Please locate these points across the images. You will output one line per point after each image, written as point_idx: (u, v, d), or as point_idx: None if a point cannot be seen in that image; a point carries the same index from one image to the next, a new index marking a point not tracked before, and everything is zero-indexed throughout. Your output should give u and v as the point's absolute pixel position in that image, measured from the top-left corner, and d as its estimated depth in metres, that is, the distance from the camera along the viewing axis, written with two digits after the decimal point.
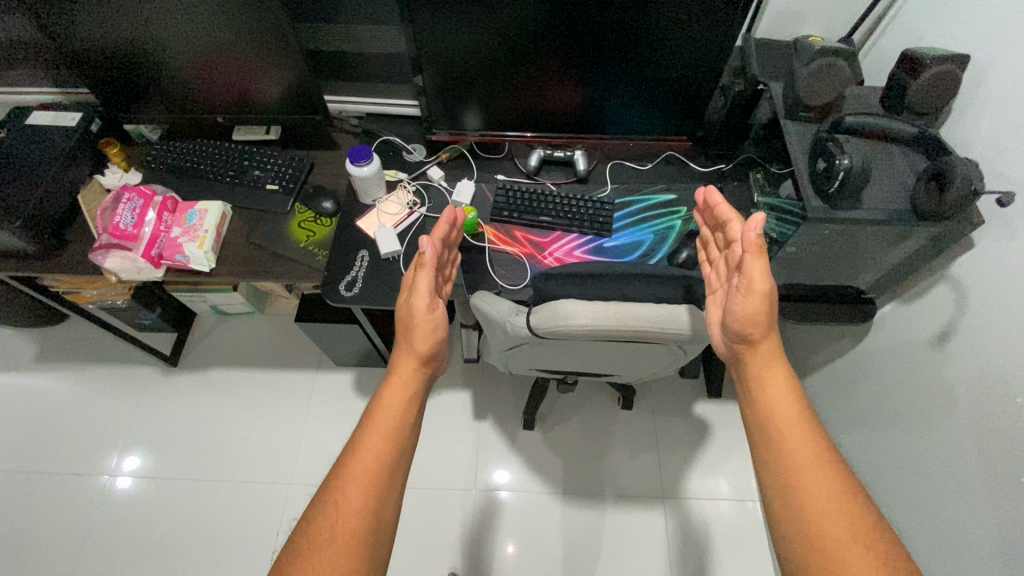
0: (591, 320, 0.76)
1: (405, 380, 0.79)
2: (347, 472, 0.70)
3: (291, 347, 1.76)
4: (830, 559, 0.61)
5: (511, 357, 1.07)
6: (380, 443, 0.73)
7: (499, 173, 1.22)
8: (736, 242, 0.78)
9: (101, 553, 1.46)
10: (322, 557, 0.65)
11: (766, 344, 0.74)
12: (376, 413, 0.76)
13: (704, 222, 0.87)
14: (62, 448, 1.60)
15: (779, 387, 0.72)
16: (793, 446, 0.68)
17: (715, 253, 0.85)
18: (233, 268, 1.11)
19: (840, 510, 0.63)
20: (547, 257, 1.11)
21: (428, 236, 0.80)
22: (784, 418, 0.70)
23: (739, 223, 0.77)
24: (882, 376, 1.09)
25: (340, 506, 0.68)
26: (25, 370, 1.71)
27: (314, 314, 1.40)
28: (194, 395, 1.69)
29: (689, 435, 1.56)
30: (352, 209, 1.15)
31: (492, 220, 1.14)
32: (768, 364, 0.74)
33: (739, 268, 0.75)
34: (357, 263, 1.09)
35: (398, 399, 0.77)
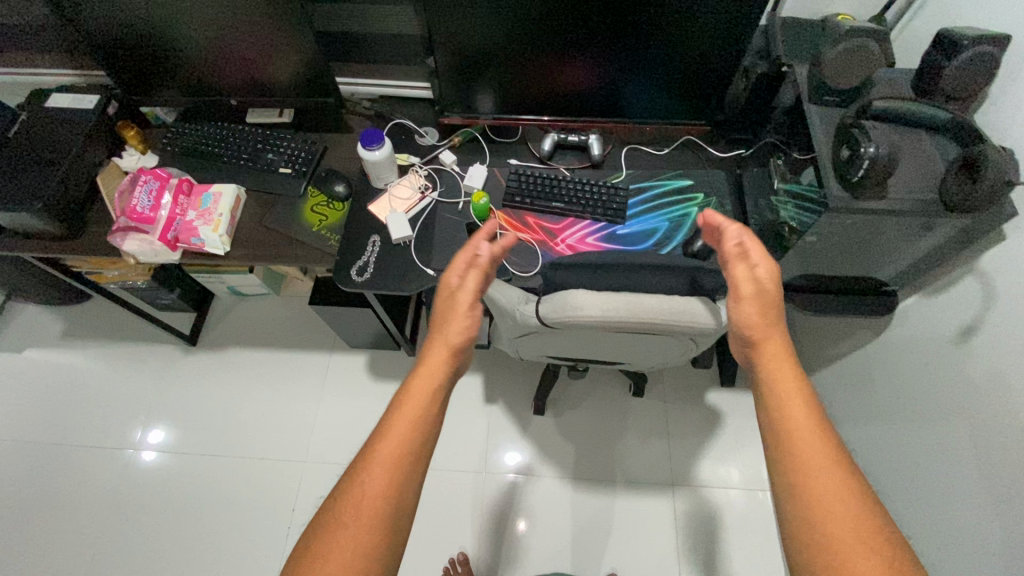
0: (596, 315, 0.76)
1: (435, 370, 0.77)
2: (373, 454, 0.70)
3: (307, 328, 1.79)
4: (837, 560, 0.59)
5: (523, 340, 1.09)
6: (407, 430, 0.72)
7: (511, 157, 1.20)
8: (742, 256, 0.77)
9: (127, 522, 1.52)
10: (346, 536, 0.65)
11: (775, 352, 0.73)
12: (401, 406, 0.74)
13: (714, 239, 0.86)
14: (88, 422, 1.66)
15: (791, 388, 0.70)
16: (805, 443, 0.66)
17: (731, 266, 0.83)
18: (247, 252, 1.12)
19: (850, 512, 0.62)
20: (558, 244, 1.09)
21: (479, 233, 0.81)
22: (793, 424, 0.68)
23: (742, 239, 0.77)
24: (900, 372, 1.06)
25: (362, 497, 0.67)
26: (53, 347, 1.77)
27: (328, 297, 1.42)
28: (214, 374, 1.73)
29: (700, 423, 1.55)
30: (364, 193, 1.15)
31: (504, 205, 1.13)
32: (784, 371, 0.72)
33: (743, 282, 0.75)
34: (369, 248, 1.09)
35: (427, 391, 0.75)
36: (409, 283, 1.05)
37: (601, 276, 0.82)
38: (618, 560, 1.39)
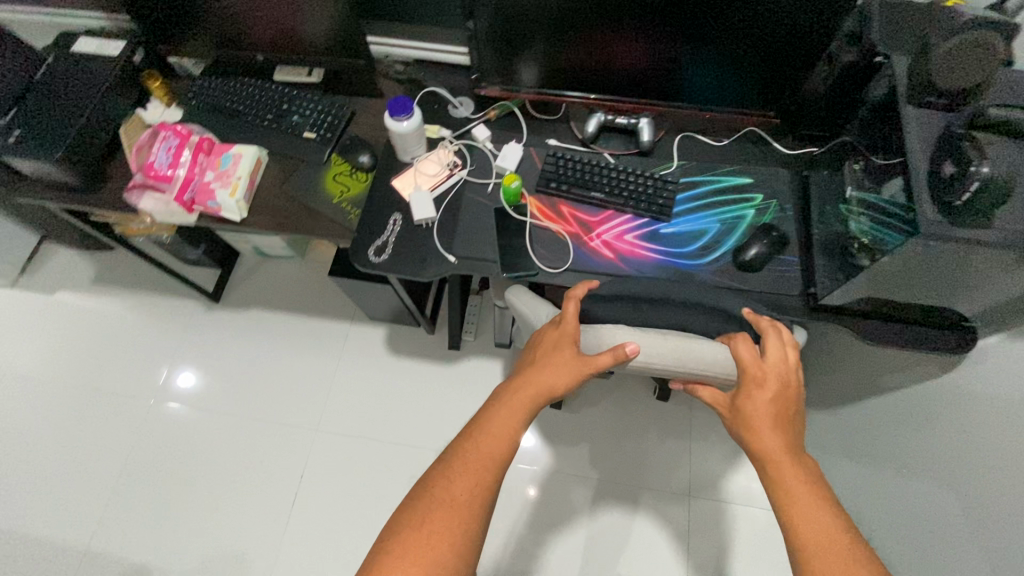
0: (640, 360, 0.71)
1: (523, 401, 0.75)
2: (472, 448, 0.72)
3: (329, 295, 1.75)
4: None
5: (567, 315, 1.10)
6: (498, 438, 0.73)
7: (550, 137, 1.09)
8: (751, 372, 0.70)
9: (142, 470, 1.55)
10: (438, 512, 0.67)
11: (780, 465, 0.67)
12: (491, 423, 0.74)
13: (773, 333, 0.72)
14: (113, 368, 1.69)
15: (802, 484, 0.66)
16: (811, 521, 0.64)
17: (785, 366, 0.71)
18: (265, 221, 1.06)
19: None
20: (593, 239, 0.99)
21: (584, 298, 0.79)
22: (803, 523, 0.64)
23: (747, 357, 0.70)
24: (939, 423, 0.93)
25: (450, 507, 0.67)
26: (84, 291, 1.80)
27: (348, 269, 1.37)
28: (234, 333, 1.72)
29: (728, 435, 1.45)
30: (389, 166, 1.07)
31: (537, 190, 1.03)
32: (797, 479, 0.66)
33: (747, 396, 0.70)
34: (389, 226, 1.01)
35: (518, 414, 0.75)
36: (428, 269, 0.98)
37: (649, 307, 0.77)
38: (627, 570, 1.33)
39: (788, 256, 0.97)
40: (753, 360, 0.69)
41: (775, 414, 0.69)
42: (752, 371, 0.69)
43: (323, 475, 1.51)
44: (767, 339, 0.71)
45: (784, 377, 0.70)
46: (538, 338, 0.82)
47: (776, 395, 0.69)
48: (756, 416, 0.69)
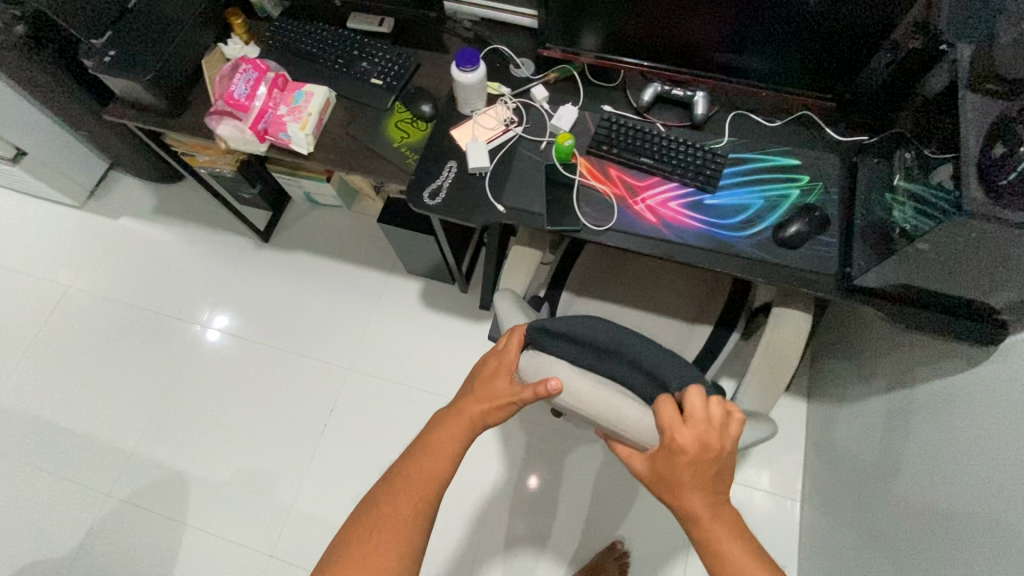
0: (572, 400, 0.71)
1: (461, 428, 0.81)
2: (413, 469, 0.80)
3: (371, 245, 1.83)
4: None
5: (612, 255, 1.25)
6: (439, 461, 0.80)
7: (605, 104, 1.12)
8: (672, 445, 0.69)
9: (183, 389, 1.65)
10: (383, 525, 0.76)
11: (706, 529, 0.72)
12: (431, 449, 0.81)
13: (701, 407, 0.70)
14: (165, 292, 1.80)
15: (728, 541, 0.71)
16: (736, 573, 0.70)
17: (711, 440, 0.70)
18: (329, 158, 1.13)
19: None
20: (638, 202, 1.02)
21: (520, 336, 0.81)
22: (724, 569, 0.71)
23: (670, 430, 0.68)
24: (956, 415, 0.95)
25: (394, 521, 0.76)
26: (145, 218, 1.92)
27: (396, 218, 1.44)
28: (278, 273, 1.82)
29: None
30: (449, 116, 1.12)
31: (587, 152, 1.07)
32: (722, 536, 0.71)
33: (669, 465, 0.71)
34: (445, 172, 1.07)
35: (455, 439, 0.81)
36: (478, 216, 1.03)
37: (598, 356, 0.75)
38: (629, 531, 1.43)
39: (827, 237, 0.99)
40: (672, 431, 0.68)
41: (694, 478, 0.71)
42: (671, 436, 0.68)
43: (352, 412, 1.59)
44: (690, 400, 0.70)
45: (708, 442, 0.69)
46: (479, 368, 0.85)
47: (694, 459, 0.70)
48: (676, 481, 0.71)
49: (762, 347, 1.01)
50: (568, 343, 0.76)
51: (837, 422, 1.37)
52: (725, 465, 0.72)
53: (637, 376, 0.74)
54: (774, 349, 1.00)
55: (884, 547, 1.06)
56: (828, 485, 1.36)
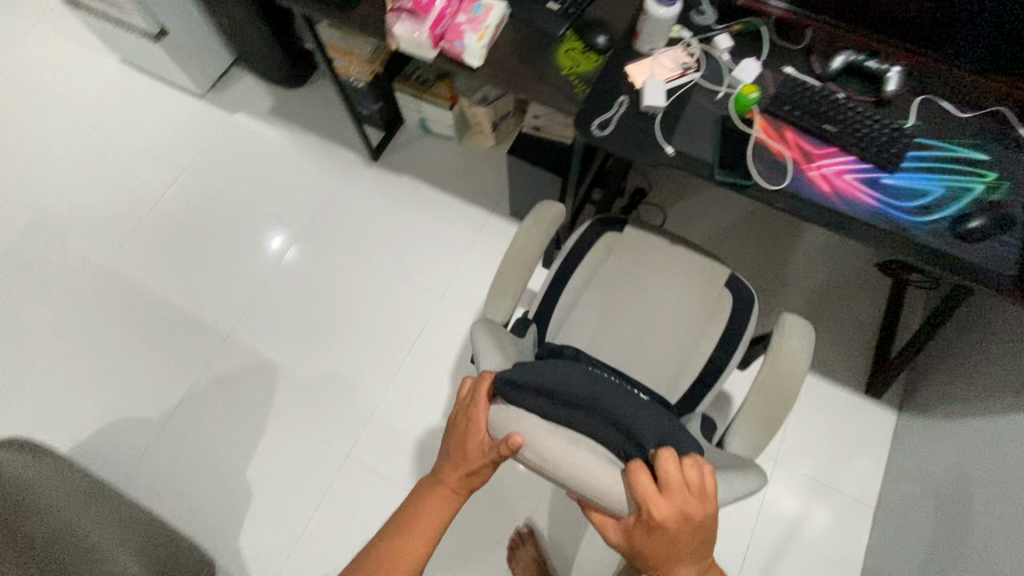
0: (539, 461, 0.63)
1: (444, 497, 0.80)
2: (398, 536, 0.79)
3: (476, 182, 1.83)
4: None
5: (630, 250, 1.21)
6: (421, 531, 0.79)
7: (787, 65, 1.08)
8: (651, 517, 0.63)
9: (280, 286, 1.70)
10: None
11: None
12: (414, 519, 0.80)
13: (678, 475, 0.63)
14: (272, 192, 1.84)
15: None
16: None
17: (692, 506, 0.64)
18: (494, 75, 1.11)
19: None
20: (812, 168, 1.00)
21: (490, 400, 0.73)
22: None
23: (650, 505, 0.61)
24: None
25: None
26: (261, 117, 1.95)
27: (525, 154, 1.44)
28: (381, 193, 1.83)
29: (826, 424, 1.52)
30: (624, 52, 1.09)
31: (766, 109, 1.04)
32: None
33: (650, 534, 0.66)
34: (616, 105, 1.05)
35: (440, 510, 0.80)
36: (644, 154, 1.01)
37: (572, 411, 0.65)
38: None
39: (1008, 239, 0.94)
40: (651, 502, 0.61)
41: (680, 544, 0.67)
42: (645, 511, 0.62)
43: (438, 339, 1.61)
44: (664, 467, 0.63)
45: (685, 512, 0.64)
46: (450, 430, 0.79)
47: (676, 526, 0.64)
48: (655, 550, 0.67)
49: (757, 383, 0.97)
50: (544, 396, 0.67)
51: (937, 437, 1.33)
52: (709, 527, 0.67)
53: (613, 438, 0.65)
54: (770, 383, 0.95)
55: (969, 553, 1.06)
56: (909, 496, 1.33)
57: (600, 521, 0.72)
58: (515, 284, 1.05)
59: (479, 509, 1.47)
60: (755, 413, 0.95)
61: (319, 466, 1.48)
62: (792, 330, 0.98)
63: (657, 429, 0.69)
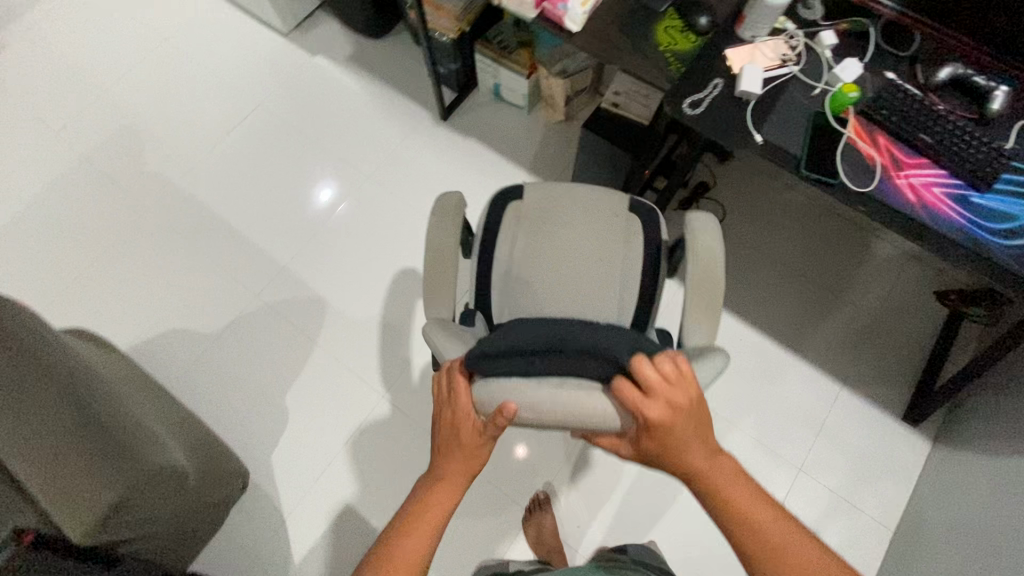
0: (533, 415, 0.63)
1: (450, 488, 0.74)
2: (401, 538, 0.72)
3: (540, 154, 1.84)
4: None
5: (534, 216, 1.19)
6: (428, 527, 0.73)
7: (889, 71, 1.07)
8: (649, 418, 0.63)
9: (338, 227, 1.75)
10: None
11: (710, 474, 0.70)
12: (418, 517, 0.73)
13: (655, 375, 0.63)
14: (341, 136, 1.88)
15: (730, 472, 0.70)
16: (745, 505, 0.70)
17: (680, 395, 0.64)
18: (590, 42, 1.13)
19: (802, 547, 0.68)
20: (899, 176, 0.99)
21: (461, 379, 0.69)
22: (740, 512, 0.70)
23: (643, 406, 0.62)
24: None
25: None
26: (339, 63, 1.99)
27: (599, 130, 1.45)
28: (446, 152, 1.86)
29: (857, 444, 1.51)
30: (724, 36, 1.09)
31: (861, 111, 1.03)
32: (722, 481, 0.70)
33: (654, 434, 0.66)
34: (710, 87, 1.05)
35: (445, 504, 0.74)
36: (732, 140, 1.01)
37: (545, 358, 0.64)
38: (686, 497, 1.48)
39: None
40: (642, 405, 0.62)
41: (686, 432, 0.67)
42: (639, 417, 0.63)
43: None
44: (644, 373, 0.62)
45: (674, 403, 0.64)
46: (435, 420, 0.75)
47: (673, 418, 0.65)
48: (664, 446, 0.67)
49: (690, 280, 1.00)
50: (511, 356, 0.65)
51: (974, 472, 1.31)
52: (703, 409, 0.68)
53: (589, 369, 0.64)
54: (702, 274, 1.00)
55: None
56: (932, 525, 1.32)
57: (609, 446, 0.72)
58: (449, 276, 1.02)
59: (500, 468, 1.50)
60: (698, 307, 0.98)
61: (353, 402, 1.53)
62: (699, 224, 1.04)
63: (626, 339, 0.69)
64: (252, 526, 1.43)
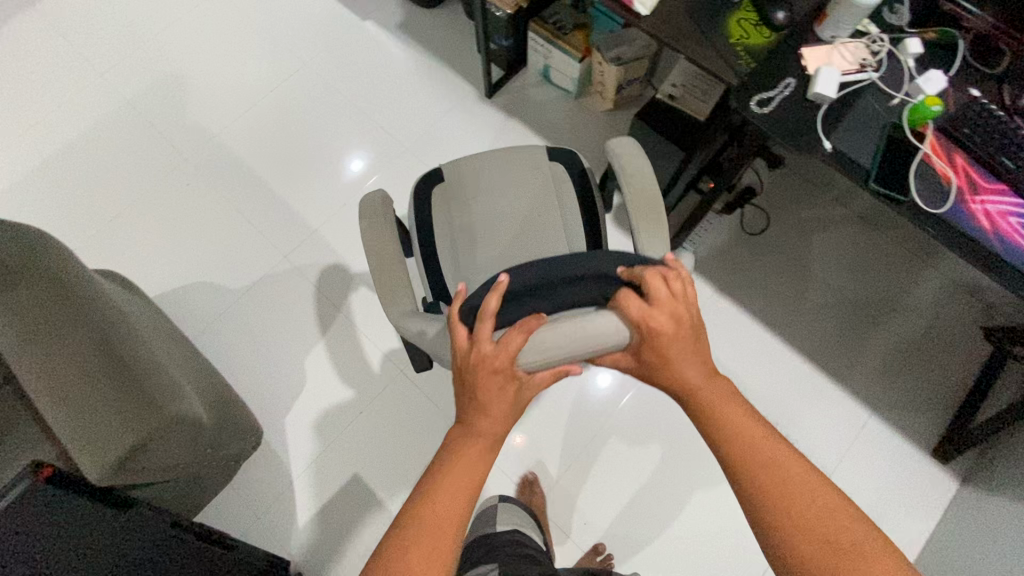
0: (558, 351, 0.68)
1: (487, 434, 0.74)
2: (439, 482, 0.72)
3: (583, 142, 1.79)
4: (795, 510, 0.66)
5: (459, 197, 1.19)
6: (465, 470, 0.72)
7: (975, 87, 1.00)
8: (657, 328, 0.70)
9: None
10: (423, 539, 0.66)
11: (704, 389, 0.75)
12: (456, 462, 0.73)
13: (657, 287, 0.70)
14: (384, 105, 1.85)
15: (722, 390, 0.75)
16: (736, 423, 0.73)
17: (683, 305, 0.71)
18: (657, 27, 1.07)
19: (793, 466, 0.69)
20: (974, 200, 0.92)
21: (484, 321, 0.70)
22: (727, 420, 0.73)
23: (651, 314, 0.69)
24: None
25: (434, 537, 0.67)
26: (388, 29, 1.95)
27: (652, 123, 1.40)
28: (488, 131, 1.82)
29: (880, 475, 1.46)
30: (802, 34, 1.03)
31: (940, 127, 0.96)
32: (715, 397, 0.75)
33: (658, 345, 0.72)
34: (780, 87, 0.99)
35: (483, 449, 0.74)
36: (798, 145, 0.96)
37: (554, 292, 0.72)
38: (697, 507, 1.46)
39: None
40: (650, 317, 0.69)
41: (686, 345, 0.73)
42: (648, 329, 0.70)
43: None
44: (651, 288, 0.70)
45: (676, 315, 0.71)
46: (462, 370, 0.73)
47: (677, 329, 0.71)
48: (667, 359, 0.73)
49: (628, 199, 0.99)
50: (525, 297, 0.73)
51: (1006, 517, 1.25)
52: (701, 326, 0.74)
53: (585, 289, 0.73)
54: (637, 192, 0.99)
55: None
56: (952, 567, 1.27)
57: (613, 365, 0.79)
58: (397, 268, 1.00)
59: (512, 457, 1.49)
60: (642, 217, 0.97)
61: (371, 373, 1.52)
62: (625, 150, 1.04)
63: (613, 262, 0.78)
64: (261, 484, 1.44)
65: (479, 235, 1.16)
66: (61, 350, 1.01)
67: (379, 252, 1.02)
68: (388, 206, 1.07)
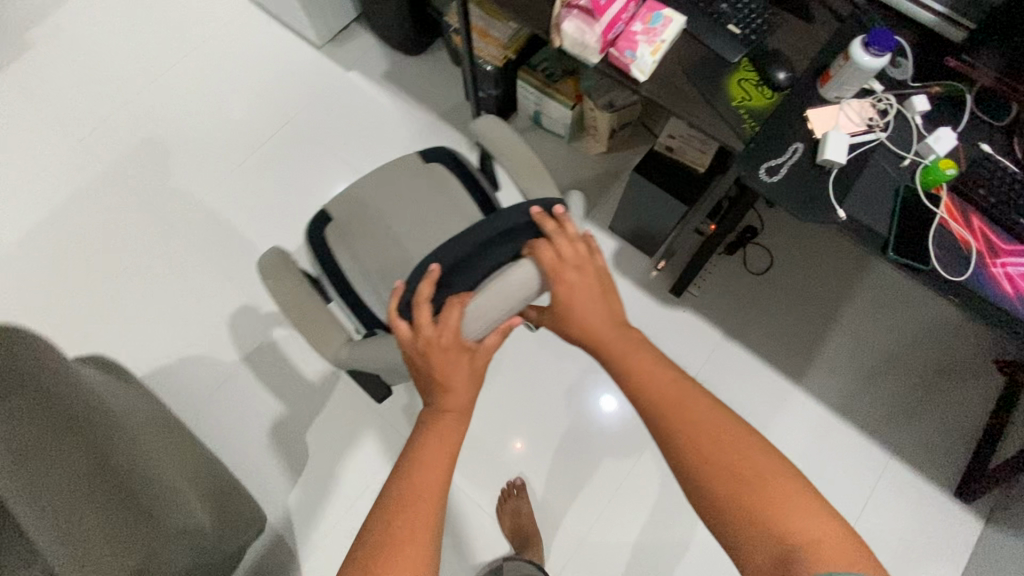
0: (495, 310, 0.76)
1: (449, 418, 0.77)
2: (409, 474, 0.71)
3: (578, 186, 1.75)
4: (705, 446, 0.71)
5: (357, 227, 1.16)
6: (437, 459, 0.73)
7: (985, 141, 0.98)
8: (567, 273, 0.80)
9: None
10: (401, 533, 0.66)
11: (614, 338, 0.82)
12: (425, 451, 0.74)
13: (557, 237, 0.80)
14: (373, 157, 1.81)
15: (629, 338, 0.82)
16: (648, 371, 0.79)
17: (583, 249, 0.81)
18: (657, 92, 1.03)
19: (704, 407, 0.74)
20: (995, 263, 0.90)
21: (422, 303, 0.77)
22: (639, 368, 0.79)
23: (558, 260, 0.79)
24: None
25: (410, 529, 0.66)
26: (373, 78, 1.91)
27: (651, 174, 1.37)
28: None
29: (904, 517, 1.43)
30: (805, 94, 1.01)
31: (954, 187, 0.94)
32: (627, 346, 0.81)
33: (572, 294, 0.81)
34: (789, 152, 0.97)
35: (450, 434, 0.76)
36: (810, 212, 0.93)
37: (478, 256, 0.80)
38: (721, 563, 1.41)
39: None
40: (559, 266, 0.79)
41: (594, 297, 0.82)
42: (560, 279, 0.79)
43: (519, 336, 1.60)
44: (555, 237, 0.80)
45: (582, 265, 0.81)
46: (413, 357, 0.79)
47: (585, 277, 0.81)
48: (580, 312, 0.81)
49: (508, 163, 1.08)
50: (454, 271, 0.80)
51: None
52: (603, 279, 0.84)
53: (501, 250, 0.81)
54: (513, 154, 1.09)
55: None
56: None
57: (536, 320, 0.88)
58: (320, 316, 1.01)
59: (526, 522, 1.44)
60: (525, 172, 1.07)
61: (378, 444, 1.48)
62: (487, 126, 1.12)
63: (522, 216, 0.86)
64: (268, 568, 1.38)
65: (393, 265, 1.14)
66: (44, 451, 0.93)
67: (298, 307, 1.03)
68: (290, 258, 1.07)
